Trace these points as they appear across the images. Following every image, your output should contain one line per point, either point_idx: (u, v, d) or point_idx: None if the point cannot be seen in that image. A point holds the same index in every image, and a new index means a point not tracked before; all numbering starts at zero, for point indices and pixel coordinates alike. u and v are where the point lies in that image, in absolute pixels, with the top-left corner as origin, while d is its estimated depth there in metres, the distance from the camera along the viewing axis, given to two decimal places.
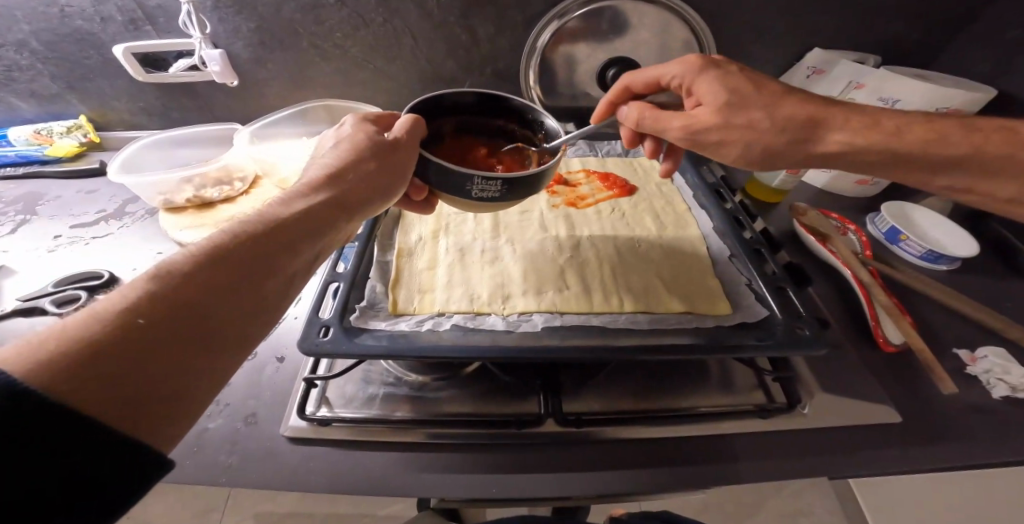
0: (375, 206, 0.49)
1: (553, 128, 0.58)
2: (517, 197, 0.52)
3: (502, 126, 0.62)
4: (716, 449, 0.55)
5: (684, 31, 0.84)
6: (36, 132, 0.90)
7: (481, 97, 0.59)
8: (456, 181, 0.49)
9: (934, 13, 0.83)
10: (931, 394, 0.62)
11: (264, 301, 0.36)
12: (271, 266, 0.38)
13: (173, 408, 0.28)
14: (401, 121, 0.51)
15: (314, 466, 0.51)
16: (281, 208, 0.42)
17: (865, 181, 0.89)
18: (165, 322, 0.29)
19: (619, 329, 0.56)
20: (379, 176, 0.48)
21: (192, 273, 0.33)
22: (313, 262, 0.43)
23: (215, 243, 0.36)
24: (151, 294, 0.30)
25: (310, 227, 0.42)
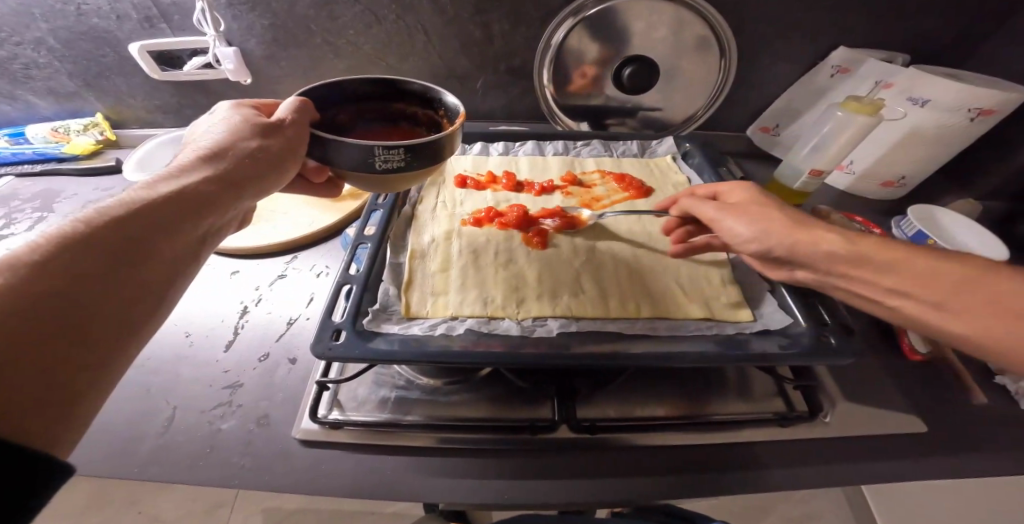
0: (270, 184, 0.48)
1: (451, 103, 0.53)
2: (426, 166, 0.49)
3: (403, 110, 0.57)
4: (735, 459, 0.53)
5: (703, 28, 0.82)
6: (54, 129, 0.91)
7: (373, 81, 0.54)
8: (354, 157, 0.46)
9: (967, 8, 0.79)
10: (960, 404, 0.60)
11: (147, 289, 0.35)
12: (150, 251, 0.37)
13: (60, 408, 0.28)
14: (287, 102, 0.49)
15: (326, 469, 0.50)
16: (154, 190, 0.40)
17: (891, 183, 0.89)
18: (25, 316, 0.28)
19: (636, 335, 0.55)
20: (265, 154, 0.46)
21: (51, 264, 0.31)
22: (203, 244, 0.42)
23: (76, 231, 0.34)
24: (2, 289, 0.28)
25: (193, 207, 0.41)
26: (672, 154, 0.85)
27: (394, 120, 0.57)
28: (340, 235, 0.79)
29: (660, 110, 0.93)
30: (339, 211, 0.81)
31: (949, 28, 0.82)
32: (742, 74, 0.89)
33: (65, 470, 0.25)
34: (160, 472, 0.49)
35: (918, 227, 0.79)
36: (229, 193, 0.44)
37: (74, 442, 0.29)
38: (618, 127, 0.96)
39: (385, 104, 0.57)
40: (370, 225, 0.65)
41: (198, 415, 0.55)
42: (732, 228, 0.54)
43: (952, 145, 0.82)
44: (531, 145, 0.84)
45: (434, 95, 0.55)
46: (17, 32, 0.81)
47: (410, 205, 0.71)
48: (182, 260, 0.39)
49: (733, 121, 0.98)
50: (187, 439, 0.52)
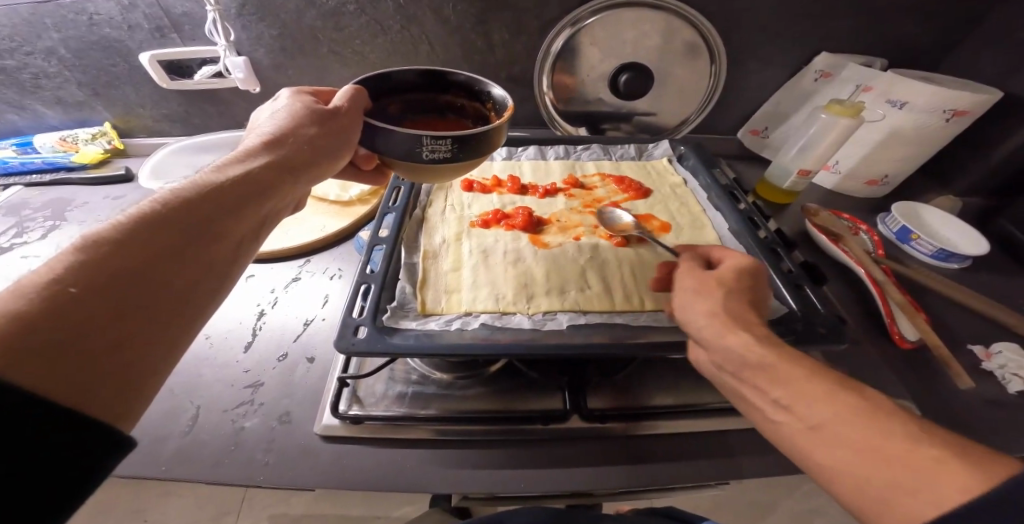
0: (325, 169, 0.50)
1: (498, 95, 0.57)
2: (470, 158, 0.52)
3: (451, 102, 0.61)
4: (738, 444, 0.56)
5: (694, 35, 0.86)
6: (62, 139, 0.93)
7: (425, 74, 0.58)
8: (404, 148, 0.49)
9: (942, 14, 0.84)
10: (947, 388, 0.63)
11: (209, 268, 0.38)
12: (214, 231, 0.39)
13: (128, 378, 0.31)
14: (341, 91, 0.52)
15: (348, 464, 0.52)
16: (216, 175, 0.43)
17: (874, 182, 0.93)
18: (100, 291, 0.31)
19: (642, 327, 0.58)
20: (320, 141, 0.49)
21: (123, 242, 0.34)
22: (261, 227, 0.45)
23: (149, 211, 0.37)
24: (79, 266, 0.31)
25: (252, 192, 0.43)
26: (668, 157, 0.89)
27: (442, 111, 0.61)
28: (352, 238, 0.81)
29: (655, 115, 0.96)
30: (348, 217, 0.83)
31: (926, 33, 0.87)
32: (733, 79, 0.94)
33: (122, 447, 0.29)
34: (188, 470, 0.51)
35: (902, 224, 0.83)
36: (287, 177, 0.47)
37: (139, 413, 0.31)
38: (614, 132, 1.00)
39: (433, 95, 0.60)
40: (384, 227, 0.67)
41: (221, 414, 0.56)
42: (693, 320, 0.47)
43: (931, 143, 0.86)
44: (533, 150, 0.88)
45: (482, 89, 0.58)
46: (28, 42, 0.83)
47: (420, 208, 0.73)
48: (241, 242, 0.42)
49: (725, 124, 1.02)
50: (212, 436, 0.54)
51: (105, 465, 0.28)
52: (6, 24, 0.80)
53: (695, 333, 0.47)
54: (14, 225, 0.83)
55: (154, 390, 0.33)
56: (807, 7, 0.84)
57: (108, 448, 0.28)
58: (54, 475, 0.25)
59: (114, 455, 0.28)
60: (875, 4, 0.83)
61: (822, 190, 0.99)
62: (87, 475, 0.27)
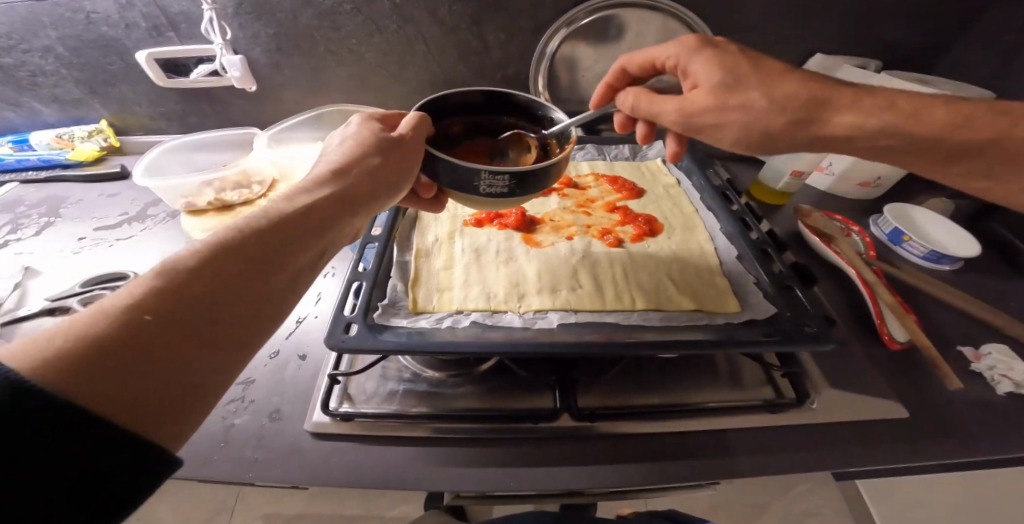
0: (383, 199, 0.50)
1: (560, 126, 0.56)
2: (526, 193, 0.52)
3: (512, 125, 0.61)
4: (725, 443, 0.57)
5: (688, 37, 0.86)
6: (57, 136, 0.92)
7: (489, 94, 0.58)
8: (465, 179, 0.49)
9: (934, 18, 0.85)
10: (935, 389, 0.64)
11: (274, 299, 0.36)
12: (280, 260, 0.38)
13: (187, 411, 0.28)
14: (407, 118, 0.52)
15: (336, 461, 0.52)
16: (285, 202, 0.43)
17: (868, 184, 0.93)
18: (172, 318, 0.29)
19: (632, 326, 0.58)
20: (381, 171, 0.49)
21: (197, 269, 0.33)
22: (321, 258, 0.43)
23: (221, 238, 0.36)
24: (154, 291, 0.30)
25: (315, 221, 0.43)
26: (662, 158, 0.89)
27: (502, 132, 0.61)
28: None
29: None
30: None
31: (918, 36, 0.87)
32: None
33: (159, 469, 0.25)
34: (178, 467, 0.51)
35: (893, 226, 0.84)
36: (347, 207, 0.46)
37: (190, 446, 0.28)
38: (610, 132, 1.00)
39: (495, 116, 0.60)
40: (376, 225, 0.68)
41: (212, 411, 0.57)
42: (715, 131, 0.51)
43: None
44: None
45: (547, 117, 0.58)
46: (25, 39, 0.83)
47: None
48: (306, 271, 0.40)
49: None
50: (203, 433, 0.54)
51: (136, 486, 0.24)
52: (4, 21, 0.81)
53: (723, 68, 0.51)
54: (8, 222, 0.84)
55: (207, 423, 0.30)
56: (800, 10, 0.84)
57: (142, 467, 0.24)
58: (61, 483, 0.22)
59: (142, 477, 0.24)
60: (868, 7, 0.83)
61: (815, 192, 0.99)
62: (117, 494, 0.23)
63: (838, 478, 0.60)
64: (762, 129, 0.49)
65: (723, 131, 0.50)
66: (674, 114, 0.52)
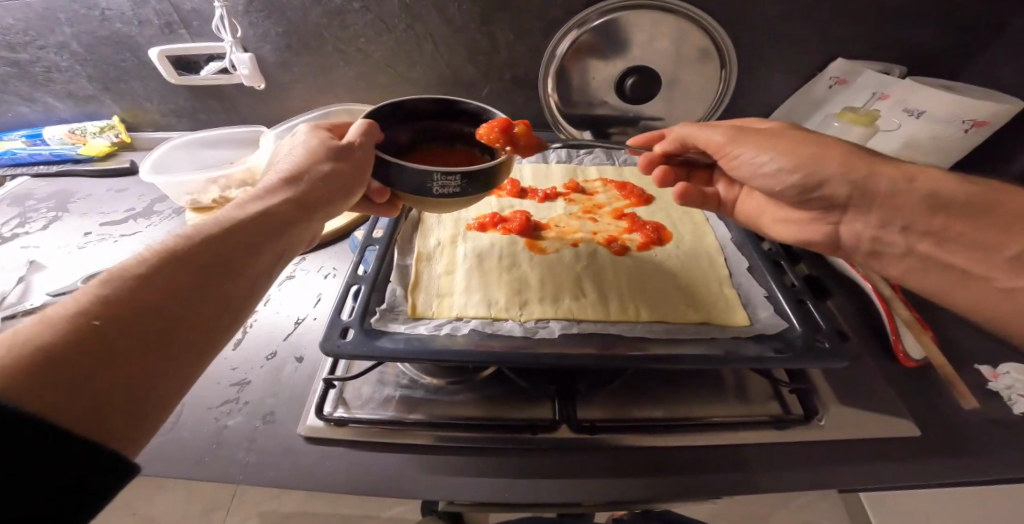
0: (338, 205, 0.50)
1: (508, 126, 0.57)
2: (478, 193, 0.52)
3: (459, 130, 0.61)
4: (729, 460, 0.55)
5: (703, 40, 0.84)
6: (70, 131, 0.94)
7: (434, 102, 0.58)
8: (417, 180, 0.49)
9: (961, 23, 0.82)
10: (953, 409, 0.61)
11: (230, 305, 0.37)
12: (235, 267, 0.39)
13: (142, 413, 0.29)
14: (355, 124, 0.52)
15: (328, 466, 0.52)
16: (236, 212, 0.43)
17: None
18: (122, 324, 0.30)
19: (636, 337, 0.56)
20: (334, 177, 0.49)
21: (148, 277, 0.33)
22: (278, 264, 0.44)
23: (172, 247, 0.36)
24: (103, 299, 0.30)
25: (268, 227, 0.44)
26: None
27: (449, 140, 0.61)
28: (348, 238, 0.81)
29: (661, 120, 0.95)
30: (345, 215, 0.83)
31: (944, 42, 0.84)
32: (742, 86, 0.92)
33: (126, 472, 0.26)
34: (168, 469, 0.51)
35: None
36: (300, 214, 0.47)
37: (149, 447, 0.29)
38: (619, 136, 0.98)
39: (440, 122, 0.60)
40: (378, 228, 0.67)
41: (206, 412, 0.56)
42: (754, 157, 0.55)
43: (948, 156, 0.83)
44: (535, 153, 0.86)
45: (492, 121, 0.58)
46: (41, 36, 0.84)
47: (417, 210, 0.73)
48: (262, 276, 0.41)
49: None
50: (195, 434, 0.54)
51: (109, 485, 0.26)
52: (20, 17, 0.82)
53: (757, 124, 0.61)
54: (18, 215, 0.85)
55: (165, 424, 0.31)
56: (821, 13, 0.81)
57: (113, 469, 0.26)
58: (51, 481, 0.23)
59: (113, 477, 0.26)
60: (891, 9, 0.80)
61: None
62: (94, 491, 0.25)
63: (839, 491, 0.54)
64: (811, 158, 0.50)
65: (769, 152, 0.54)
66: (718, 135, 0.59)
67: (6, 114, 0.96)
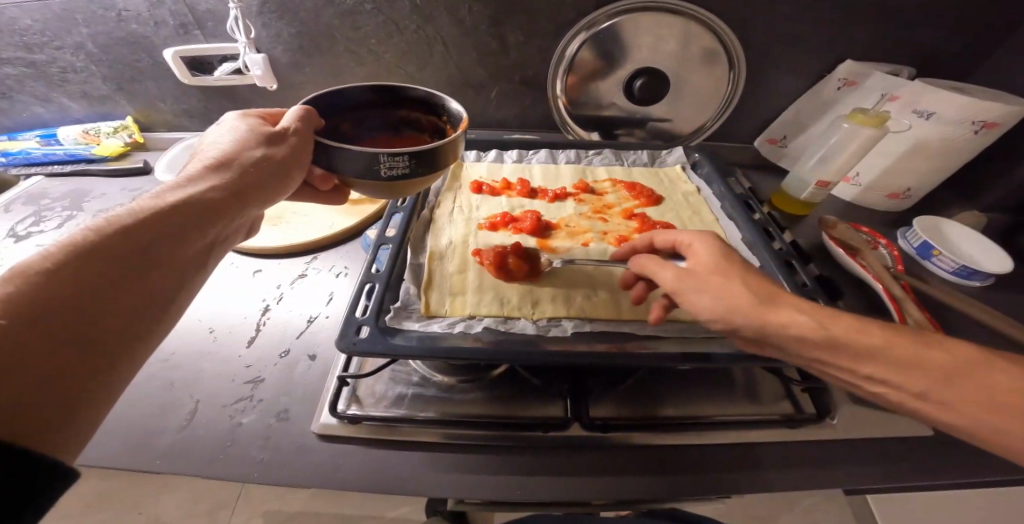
0: (278, 191, 0.50)
1: (455, 109, 0.56)
2: (427, 175, 0.51)
3: (404, 117, 0.59)
4: (742, 459, 0.55)
5: (712, 41, 0.85)
6: (85, 132, 0.95)
7: (376, 89, 0.57)
8: (361, 164, 0.47)
9: (971, 25, 0.82)
10: None
11: (150, 297, 0.38)
12: (155, 259, 0.39)
13: (67, 413, 0.31)
14: (291, 110, 0.49)
15: (344, 463, 0.52)
16: (161, 201, 0.43)
17: (898, 195, 0.91)
18: (22, 324, 0.31)
19: (647, 336, 0.57)
20: (268, 164, 0.48)
21: (54, 275, 0.34)
22: (210, 252, 0.45)
23: (84, 242, 0.37)
24: (4, 301, 0.31)
25: (201, 216, 0.44)
26: (681, 164, 0.87)
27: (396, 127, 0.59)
28: (359, 237, 0.81)
29: (669, 121, 0.95)
30: (357, 215, 0.83)
31: (954, 43, 0.84)
32: (751, 87, 0.92)
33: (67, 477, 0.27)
34: (183, 466, 0.51)
35: (923, 239, 0.81)
36: (235, 200, 0.46)
37: (81, 443, 0.32)
38: (627, 137, 0.99)
39: (383, 110, 0.59)
40: (390, 227, 0.67)
41: (220, 410, 0.57)
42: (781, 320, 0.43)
43: (957, 157, 0.83)
44: (545, 153, 0.87)
45: (437, 104, 0.58)
46: (57, 36, 0.85)
47: (428, 209, 0.73)
48: (187, 267, 0.42)
49: (741, 132, 1.00)
50: (209, 432, 0.54)
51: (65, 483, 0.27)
52: (38, 19, 0.83)
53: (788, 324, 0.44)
54: (32, 214, 0.86)
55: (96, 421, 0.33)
56: (830, 15, 0.82)
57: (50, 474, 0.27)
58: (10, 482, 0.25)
59: (53, 480, 0.27)
60: (901, 10, 0.80)
61: (840, 201, 0.96)
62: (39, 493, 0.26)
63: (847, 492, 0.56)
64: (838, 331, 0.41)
65: (703, 296, 0.46)
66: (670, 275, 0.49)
67: (21, 114, 0.97)
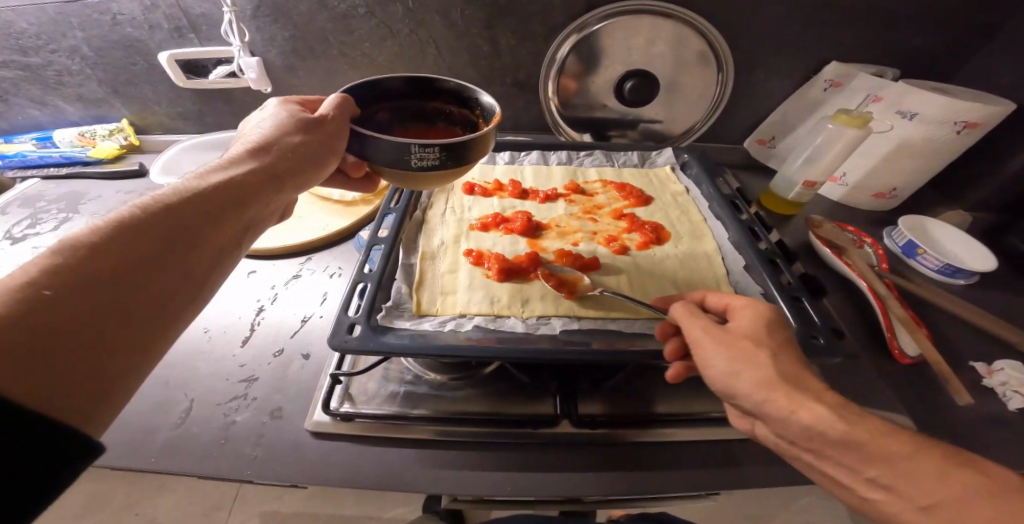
0: (311, 178, 0.52)
1: (487, 103, 0.57)
2: (457, 167, 0.52)
3: (438, 108, 0.61)
4: (727, 454, 0.56)
5: (700, 44, 0.86)
6: (80, 134, 0.96)
7: (413, 81, 0.58)
8: (393, 154, 0.49)
9: (953, 27, 0.83)
10: (946, 405, 0.62)
11: (191, 275, 0.39)
12: (196, 237, 0.40)
13: (98, 385, 0.31)
14: (328, 98, 0.52)
15: (336, 460, 0.53)
16: (199, 181, 0.44)
17: (883, 194, 0.92)
18: (74, 292, 0.32)
19: (635, 333, 0.58)
20: (304, 149, 0.50)
21: (104, 247, 0.35)
22: (246, 233, 0.46)
23: (131, 216, 0.38)
24: (56, 269, 0.32)
25: (237, 198, 0.45)
26: (671, 165, 0.88)
27: (430, 118, 0.60)
28: (352, 238, 0.82)
29: (660, 122, 0.97)
30: (351, 216, 0.84)
31: (937, 45, 0.86)
32: (739, 88, 0.93)
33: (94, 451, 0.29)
34: (177, 464, 0.52)
35: (908, 238, 0.82)
36: (269, 184, 0.48)
37: (110, 418, 0.32)
38: (618, 138, 1.00)
39: (417, 101, 0.60)
40: (383, 227, 0.68)
41: (214, 408, 0.57)
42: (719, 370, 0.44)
43: (940, 156, 0.85)
44: (536, 155, 0.88)
45: (472, 99, 0.59)
46: (53, 40, 0.86)
47: (420, 210, 0.74)
48: (225, 249, 0.43)
49: (731, 132, 1.01)
50: (203, 430, 0.55)
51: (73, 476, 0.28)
52: (33, 22, 0.84)
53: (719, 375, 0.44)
54: (28, 216, 0.87)
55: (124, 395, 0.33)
56: (817, 18, 0.83)
57: (82, 452, 0.29)
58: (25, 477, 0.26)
59: (80, 459, 0.29)
60: (885, 13, 0.82)
61: (828, 201, 0.97)
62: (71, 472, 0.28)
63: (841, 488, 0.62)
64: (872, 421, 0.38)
65: (720, 360, 0.43)
66: (697, 333, 0.46)
67: (17, 117, 0.98)
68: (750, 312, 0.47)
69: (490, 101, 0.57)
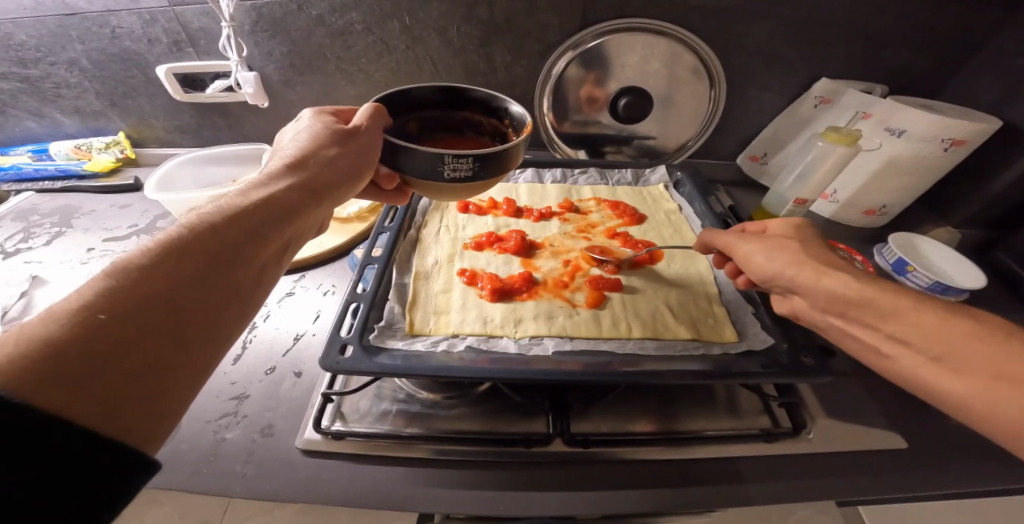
0: (345, 190, 0.52)
1: (518, 113, 0.58)
2: (491, 176, 0.52)
3: (467, 119, 0.61)
4: (715, 472, 0.56)
5: (692, 60, 0.87)
6: (76, 147, 0.96)
7: (444, 91, 0.59)
8: (426, 165, 0.50)
9: (938, 46, 0.85)
10: (932, 422, 0.63)
11: (236, 291, 0.39)
12: (239, 254, 0.41)
13: (160, 402, 0.32)
14: (362, 109, 0.53)
15: (328, 480, 0.53)
16: (241, 197, 0.45)
17: (873, 211, 0.94)
18: (126, 314, 0.32)
19: (626, 354, 0.58)
20: (340, 162, 0.51)
21: (155, 267, 0.35)
22: (282, 249, 0.46)
23: (176, 236, 0.38)
24: (110, 291, 0.32)
25: (274, 214, 0.45)
26: (664, 183, 0.89)
27: (459, 127, 0.61)
28: (347, 256, 0.83)
29: (655, 139, 0.98)
30: (346, 234, 0.85)
31: (923, 63, 0.88)
32: (731, 104, 0.94)
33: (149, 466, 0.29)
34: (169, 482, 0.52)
35: (899, 255, 0.83)
36: (305, 199, 0.48)
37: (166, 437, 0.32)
38: (613, 154, 1.02)
39: (448, 111, 0.61)
40: (377, 247, 0.68)
41: (204, 426, 0.57)
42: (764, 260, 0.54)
43: (931, 172, 0.86)
44: (531, 172, 0.88)
45: (504, 113, 0.60)
46: (52, 52, 0.86)
47: (415, 228, 0.75)
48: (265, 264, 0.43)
49: (724, 148, 1.02)
50: (192, 446, 0.55)
51: (130, 489, 0.28)
52: (33, 34, 0.84)
53: (765, 264, 0.54)
54: (21, 230, 0.87)
55: (179, 414, 0.33)
56: (806, 35, 0.85)
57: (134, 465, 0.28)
58: (80, 490, 0.25)
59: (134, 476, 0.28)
60: (873, 31, 0.84)
61: (819, 218, 0.98)
62: (122, 487, 0.27)
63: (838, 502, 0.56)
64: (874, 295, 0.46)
65: (759, 253, 0.55)
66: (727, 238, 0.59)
67: (14, 129, 0.98)
68: (787, 225, 0.57)
69: (523, 115, 0.57)
